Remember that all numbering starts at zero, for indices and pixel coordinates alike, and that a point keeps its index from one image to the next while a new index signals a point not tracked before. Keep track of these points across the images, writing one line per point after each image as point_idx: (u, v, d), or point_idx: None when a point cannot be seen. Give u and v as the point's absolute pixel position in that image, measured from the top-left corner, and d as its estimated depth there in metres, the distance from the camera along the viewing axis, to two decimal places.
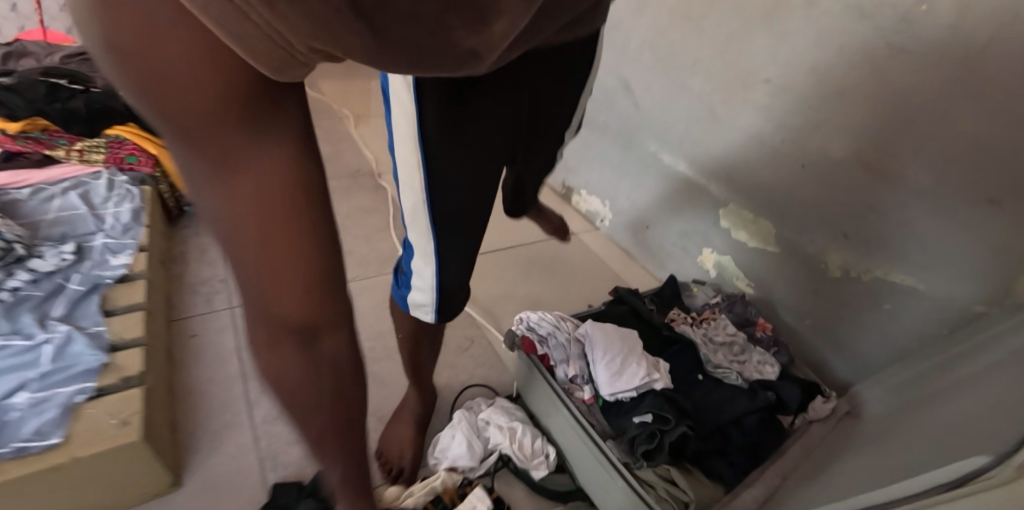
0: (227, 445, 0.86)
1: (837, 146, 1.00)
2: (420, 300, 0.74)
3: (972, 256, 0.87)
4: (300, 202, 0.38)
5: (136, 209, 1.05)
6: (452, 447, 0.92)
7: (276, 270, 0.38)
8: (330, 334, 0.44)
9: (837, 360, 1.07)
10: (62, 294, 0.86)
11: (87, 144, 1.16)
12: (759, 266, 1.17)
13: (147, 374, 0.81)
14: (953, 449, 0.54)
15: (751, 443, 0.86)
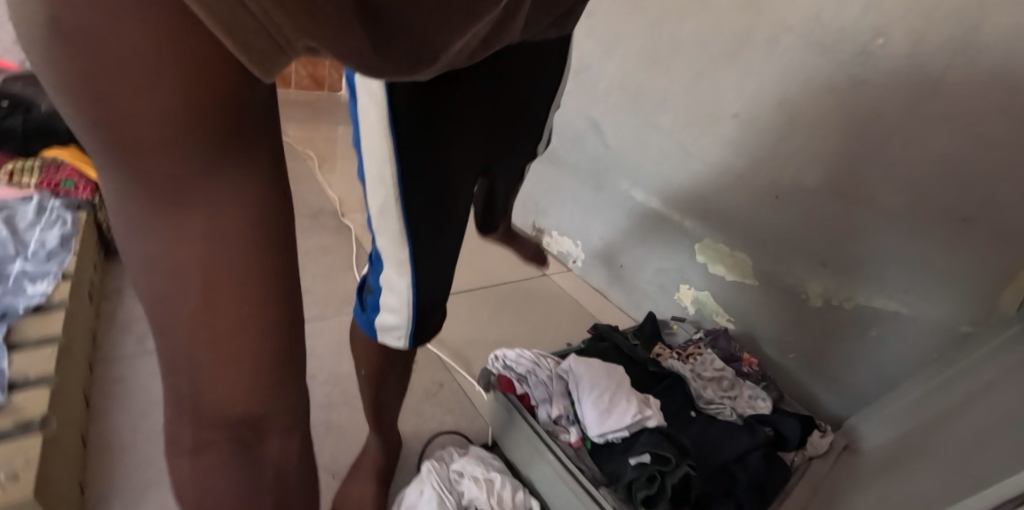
0: (146, 509, 0.71)
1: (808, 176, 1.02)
2: (390, 323, 0.63)
3: (953, 276, 0.87)
4: (267, 256, 0.31)
5: (66, 235, 0.92)
6: (420, 505, 0.79)
7: (220, 351, 0.30)
8: (278, 429, 0.36)
9: (826, 394, 1.03)
10: None
11: (20, 166, 1.04)
12: (738, 300, 1.14)
13: (53, 418, 0.67)
14: (993, 458, 0.49)
15: (759, 481, 0.78)
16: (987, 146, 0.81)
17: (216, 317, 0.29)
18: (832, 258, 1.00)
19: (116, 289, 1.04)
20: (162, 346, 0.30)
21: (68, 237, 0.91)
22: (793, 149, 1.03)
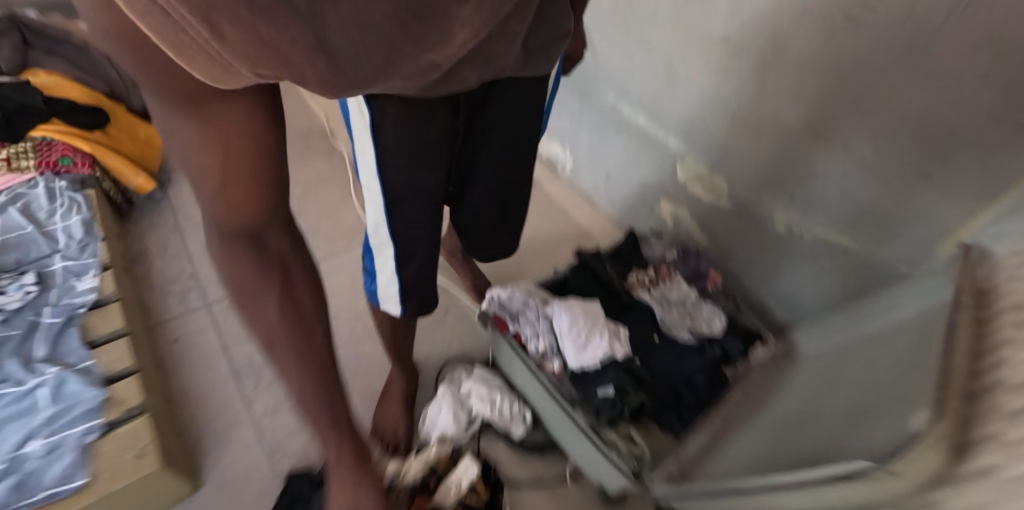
0: (234, 442, 0.92)
1: (788, 113, 1.04)
2: (386, 294, 0.82)
3: (901, 223, 0.96)
4: (267, 152, 0.44)
5: (86, 220, 1.02)
6: (440, 419, 1.01)
7: (236, 194, 0.45)
8: (273, 235, 0.53)
9: (777, 305, 1.20)
10: (42, 332, 0.87)
11: (13, 150, 1.07)
12: (712, 220, 1.25)
13: (149, 399, 0.85)
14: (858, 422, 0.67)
15: (702, 399, 0.99)
16: (956, 108, 0.84)
17: (228, 176, 0.43)
18: (799, 193, 1.08)
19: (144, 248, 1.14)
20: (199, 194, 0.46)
21: (88, 222, 1.02)
22: (779, 83, 1.03)
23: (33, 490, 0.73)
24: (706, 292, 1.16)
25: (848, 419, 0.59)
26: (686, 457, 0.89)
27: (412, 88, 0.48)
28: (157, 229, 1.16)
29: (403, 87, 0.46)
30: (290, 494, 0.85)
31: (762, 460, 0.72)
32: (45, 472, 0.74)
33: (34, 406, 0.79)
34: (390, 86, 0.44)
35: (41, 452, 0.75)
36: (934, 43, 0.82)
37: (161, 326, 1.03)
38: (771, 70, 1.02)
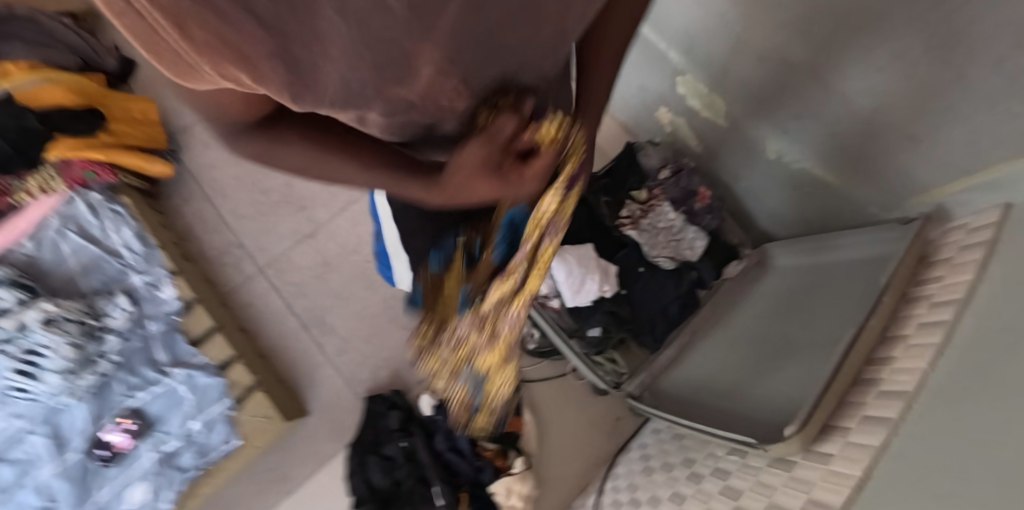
0: (321, 378, 1.19)
1: (795, 52, 0.97)
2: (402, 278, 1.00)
3: (882, 172, 1.00)
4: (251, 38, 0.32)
5: (137, 230, 1.10)
6: None
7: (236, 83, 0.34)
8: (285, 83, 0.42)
9: (761, 214, 1.30)
10: (155, 337, 1.06)
11: (38, 174, 1.05)
12: (709, 133, 1.26)
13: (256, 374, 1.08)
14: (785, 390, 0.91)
15: (676, 321, 1.18)
16: (952, 90, 0.80)
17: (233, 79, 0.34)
18: (793, 126, 1.08)
19: (185, 220, 1.23)
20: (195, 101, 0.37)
21: (140, 232, 1.10)
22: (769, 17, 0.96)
23: (210, 451, 1.02)
24: (694, 211, 1.25)
25: (763, 365, 1.00)
26: (656, 367, 1.15)
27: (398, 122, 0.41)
28: (189, 196, 1.24)
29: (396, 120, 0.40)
30: (371, 412, 1.15)
31: (711, 408, 1.02)
32: (211, 439, 1.03)
33: (182, 397, 1.03)
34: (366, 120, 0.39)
35: (202, 428, 1.02)
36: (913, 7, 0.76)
37: (231, 292, 1.22)
38: (778, 6, 0.93)
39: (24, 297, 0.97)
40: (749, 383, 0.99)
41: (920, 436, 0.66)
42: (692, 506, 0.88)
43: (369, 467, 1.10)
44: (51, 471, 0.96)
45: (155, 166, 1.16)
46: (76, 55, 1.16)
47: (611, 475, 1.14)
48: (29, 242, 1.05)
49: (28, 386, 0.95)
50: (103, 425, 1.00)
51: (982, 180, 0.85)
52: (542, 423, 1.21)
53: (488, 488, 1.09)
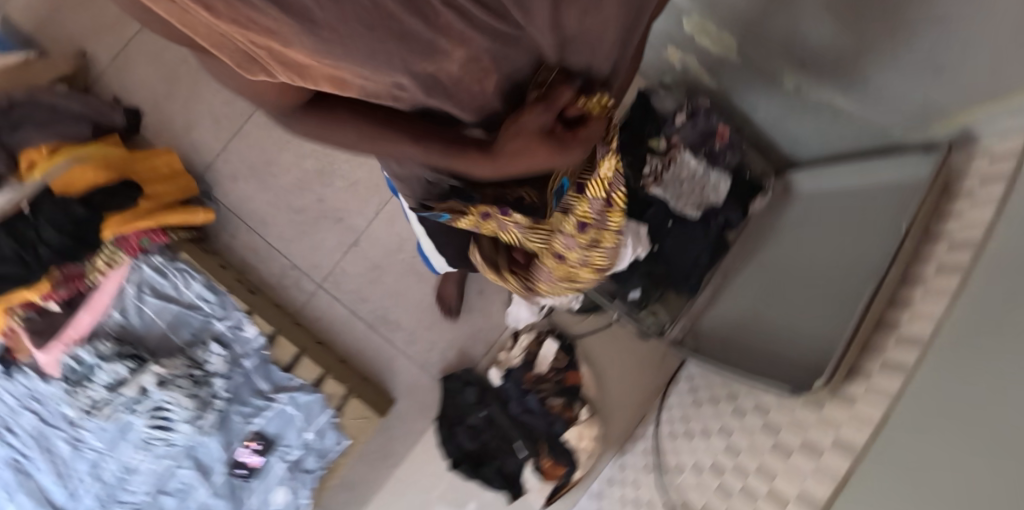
0: (399, 370, 1.33)
1: None
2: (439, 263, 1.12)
3: (905, 100, 0.99)
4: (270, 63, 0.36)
5: (205, 281, 1.22)
6: (520, 315, 1.28)
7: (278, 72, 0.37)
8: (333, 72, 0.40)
9: (782, 141, 1.30)
10: (253, 370, 1.21)
11: (103, 255, 1.14)
12: (722, 68, 1.24)
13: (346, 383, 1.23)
14: (817, 331, 1.00)
15: (709, 266, 1.25)
16: (974, 24, 0.78)
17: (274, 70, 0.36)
18: (809, 59, 1.07)
19: (240, 255, 1.32)
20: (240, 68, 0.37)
21: (207, 282, 1.21)
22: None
23: (328, 452, 1.21)
24: (715, 152, 1.26)
25: (792, 302, 1.09)
26: (695, 310, 1.26)
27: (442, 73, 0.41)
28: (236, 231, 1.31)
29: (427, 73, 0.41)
30: (450, 389, 1.30)
31: (748, 349, 1.13)
32: (326, 443, 1.20)
33: (292, 415, 1.20)
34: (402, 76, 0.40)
35: (316, 436, 1.20)
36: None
37: (299, 310, 1.33)
38: None
39: (133, 365, 1.13)
40: (782, 324, 1.08)
41: (932, 382, 0.76)
42: (739, 437, 1.02)
43: (458, 436, 1.27)
44: (207, 492, 1.17)
45: (198, 216, 1.23)
46: (87, 122, 1.19)
47: (665, 406, 1.28)
48: (116, 311, 1.17)
49: (168, 434, 1.14)
50: (235, 450, 1.18)
51: (996, 100, 0.85)
52: (599, 372, 1.35)
53: (561, 436, 1.25)
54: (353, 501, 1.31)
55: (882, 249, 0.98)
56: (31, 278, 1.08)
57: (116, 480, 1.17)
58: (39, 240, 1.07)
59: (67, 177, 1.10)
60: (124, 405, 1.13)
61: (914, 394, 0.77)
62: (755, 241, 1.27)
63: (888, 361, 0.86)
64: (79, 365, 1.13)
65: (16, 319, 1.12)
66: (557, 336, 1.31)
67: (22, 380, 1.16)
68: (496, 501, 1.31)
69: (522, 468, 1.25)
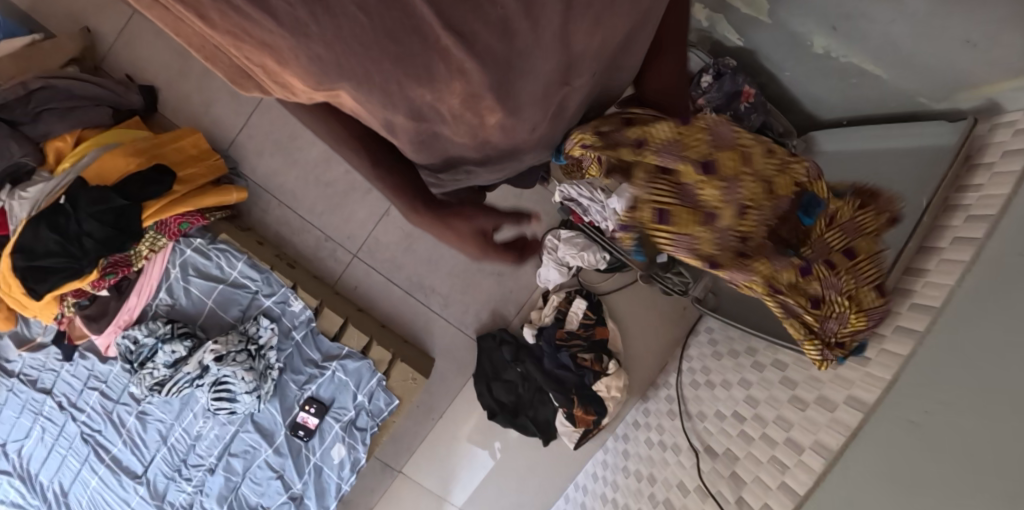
0: (436, 332, 1.43)
1: None
2: None
3: (932, 69, 1.01)
4: (277, 89, 0.40)
5: (248, 260, 1.26)
6: (548, 276, 1.33)
7: (286, 90, 0.40)
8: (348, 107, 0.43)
9: (804, 100, 1.32)
10: (303, 341, 1.28)
11: (147, 240, 1.20)
12: (751, 27, 1.25)
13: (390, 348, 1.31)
14: None
15: None
16: None
17: (275, 86, 0.39)
18: (842, 25, 1.07)
19: (278, 231, 1.37)
20: (256, 86, 0.41)
21: (253, 262, 1.26)
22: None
23: (379, 413, 1.29)
24: (740, 112, 1.28)
25: None
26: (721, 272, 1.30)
27: (470, 146, 0.49)
28: (275, 208, 1.36)
29: (449, 150, 0.50)
30: (484, 345, 1.40)
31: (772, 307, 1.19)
32: (379, 404, 1.29)
33: (344, 380, 1.27)
34: (418, 155, 0.50)
35: (367, 397, 1.28)
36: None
37: (338, 280, 1.39)
38: None
39: (190, 344, 1.20)
40: None
41: (948, 345, 0.78)
42: (757, 391, 1.12)
43: (495, 390, 1.38)
44: (270, 452, 1.27)
45: (233, 195, 1.27)
46: (106, 105, 1.23)
47: (685, 357, 1.40)
48: (163, 292, 1.25)
49: (232, 406, 1.20)
50: (295, 414, 1.27)
51: (997, 60, 0.90)
52: (623, 325, 1.46)
53: (591, 386, 1.34)
54: (402, 451, 1.48)
55: (901, 218, 1.04)
56: (82, 271, 1.13)
57: (186, 447, 1.28)
58: (81, 233, 1.11)
59: (100, 167, 1.14)
60: (188, 381, 1.20)
61: (926, 351, 0.81)
62: None
63: (903, 325, 0.90)
64: (135, 345, 1.21)
65: (69, 306, 1.22)
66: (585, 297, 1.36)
67: (82, 362, 1.29)
68: (530, 443, 1.46)
69: (554, 415, 1.37)
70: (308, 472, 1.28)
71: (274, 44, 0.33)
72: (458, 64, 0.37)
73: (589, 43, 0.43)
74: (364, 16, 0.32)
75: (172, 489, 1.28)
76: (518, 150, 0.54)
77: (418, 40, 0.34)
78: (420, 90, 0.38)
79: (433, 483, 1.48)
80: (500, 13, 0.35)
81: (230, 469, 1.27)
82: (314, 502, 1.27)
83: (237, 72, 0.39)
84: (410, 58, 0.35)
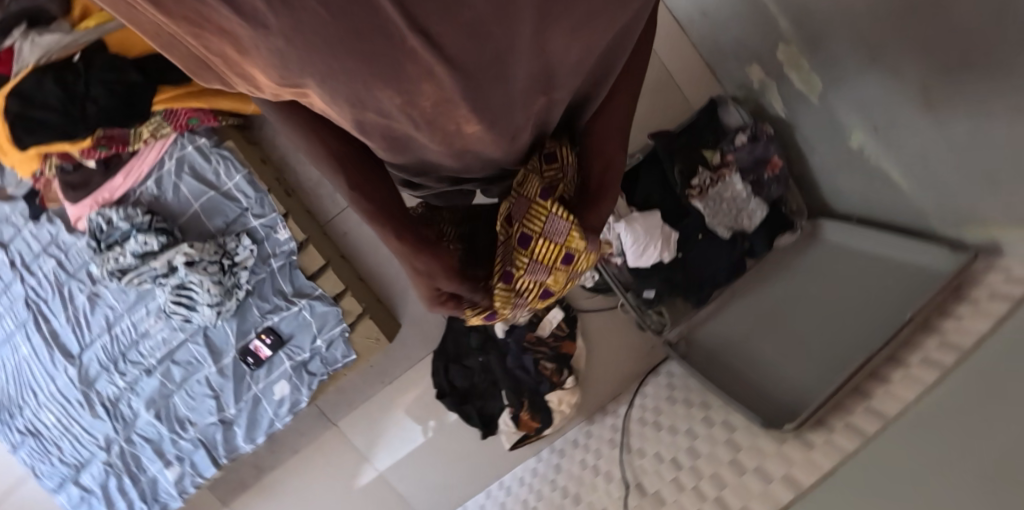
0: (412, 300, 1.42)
1: (909, 66, 0.96)
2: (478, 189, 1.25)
3: (950, 195, 1.04)
4: (237, 77, 0.33)
5: (247, 175, 1.22)
6: None
7: (253, 82, 0.33)
8: (316, 102, 0.37)
9: (826, 188, 1.35)
10: (278, 271, 1.25)
11: (150, 125, 1.16)
12: (797, 102, 1.28)
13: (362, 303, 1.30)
14: (805, 373, 1.13)
15: (719, 284, 1.33)
16: None
17: (236, 74, 0.32)
18: (883, 129, 1.10)
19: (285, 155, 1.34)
20: (213, 75, 0.33)
21: (252, 179, 1.22)
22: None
23: (333, 363, 1.27)
24: (762, 179, 1.30)
25: (780, 338, 1.22)
26: (696, 319, 1.34)
27: (443, 152, 0.45)
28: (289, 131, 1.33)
29: (421, 155, 0.46)
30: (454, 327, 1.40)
31: (742, 367, 1.23)
32: (335, 353, 1.27)
33: (308, 321, 1.25)
34: (391, 156, 0.46)
35: (325, 343, 1.26)
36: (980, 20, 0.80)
37: (330, 221, 1.37)
38: (904, 15, 0.91)
39: (164, 241, 1.17)
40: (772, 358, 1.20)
41: None
42: (703, 442, 1.13)
43: (451, 372, 1.38)
44: (213, 370, 1.25)
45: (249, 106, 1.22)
46: None
47: (641, 393, 1.44)
48: (151, 182, 1.20)
49: (189, 314, 1.18)
50: (248, 340, 1.24)
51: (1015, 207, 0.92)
52: (590, 344, 1.48)
53: (545, 395, 1.36)
54: (343, 405, 1.46)
55: (882, 325, 1.08)
56: (74, 136, 1.09)
57: (129, 342, 1.25)
58: (86, 96, 1.07)
59: (125, 34, 1.10)
60: (151, 276, 1.17)
61: None
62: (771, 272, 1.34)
63: (852, 424, 0.94)
64: (107, 225, 1.17)
65: (51, 167, 1.16)
66: (563, 307, 1.37)
67: (48, 227, 1.24)
68: (470, 432, 1.49)
69: (500, 412, 1.37)
70: (245, 401, 1.26)
71: (235, 32, 0.26)
72: (427, 67, 0.32)
73: (566, 55, 0.40)
74: (326, 12, 0.25)
75: (102, 380, 1.26)
76: (502, 157, 0.51)
77: (383, 39, 0.28)
78: (389, 91, 0.33)
79: (365, 443, 1.48)
80: (468, 12, 0.29)
81: (168, 375, 1.25)
82: (241, 431, 1.26)
83: (195, 63, 0.32)
84: (379, 62, 0.30)
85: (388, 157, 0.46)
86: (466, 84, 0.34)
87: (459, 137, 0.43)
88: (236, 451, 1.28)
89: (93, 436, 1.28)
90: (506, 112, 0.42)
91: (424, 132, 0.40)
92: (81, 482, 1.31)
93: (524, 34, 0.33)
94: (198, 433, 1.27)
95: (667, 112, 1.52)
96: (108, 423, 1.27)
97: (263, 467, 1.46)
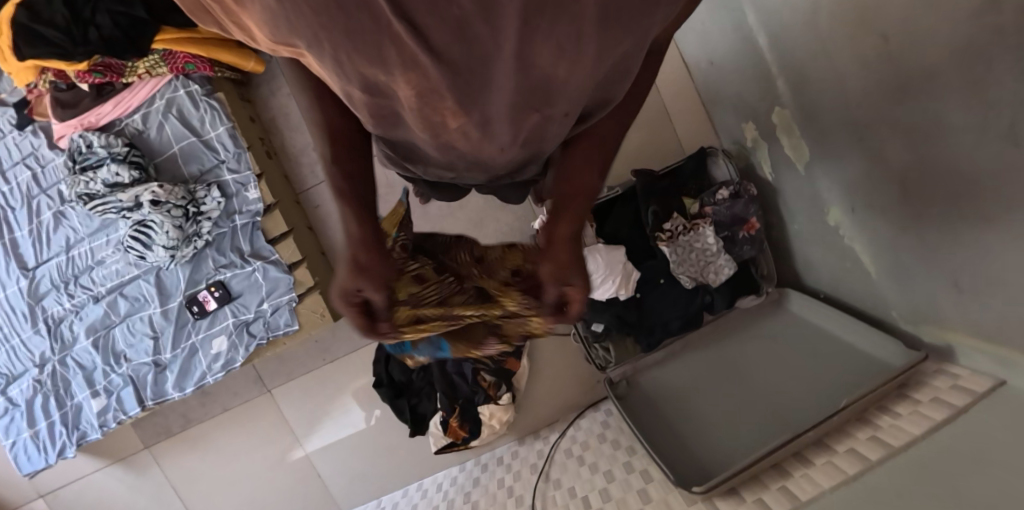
0: None
1: (893, 155, 0.95)
2: None
3: (912, 291, 1.02)
4: (236, 25, 0.32)
5: (230, 129, 1.24)
6: None
7: (251, 32, 0.33)
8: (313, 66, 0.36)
9: (799, 258, 1.34)
10: (240, 228, 1.26)
11: (146, 61, 1.19)
12: (786, 168, 1.26)
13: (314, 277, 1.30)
14: (735, 442, 1.10)
15: (671, 334, 1.31)
16: (999, 275, 0.81)
17: (234, 20, 0.32)
18: (859, 211, 1.08)
19: (273, 118, 1.37)
20: (214, 17, 0.33)
21: (234, 134, 1.24)
22: (843, 58, 0.96)
23: (273, 329, 1.26)
24: (737, 236, 1.29)
25: (724, 399, 1.19)
26: (642, 363, 1.30)
27: (430, 142, 0.44)
28: (282, 95, 1.36)
29: (409, 137, 0.46)
30: None
31: (681, 421, 1.19)
32: (278, 319, 1.26)
33: (259, 283, 1.25)
34: (384, 133, 0.46)
35: (271, 308, 1.26)
36: (964, 117, 0.78)
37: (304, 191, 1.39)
38: (892, 102, 0.90)
39: (136, 176, 1.19)
40: (710, 417, 1.17)
41: None
42: (615, 487, 1.10)
43: (391, 364, 1.36)
44: (157, 311, 1.26)
45: (249, 63, 1.27)
46: None
47: (575, 425, 1.43)
48: (138, 116, 1.23)
49: (144, 251, 1.19)
50: (198, 289, 1.25)
51: (976, 320, 0.89)
52: (536, 367, 1.46)
53: (476, 407, 1.35)
54: (280, 373, 1.45)
55: (824, 409, 1.05)
56: (71, 57, 1.10)
57: (84, 266, 1.27)
58: (90, 22, 1.10)
59: None
60: (116, 208, 1.19)
61: None
62: (729, 331, 1.31)
63: (762, 500, 0.92)
64: (86, 149, 1.19)
65: (45, 82, 1.20)
66: None
67: (31, 138, 1.27)
68: (399, 427, 1.48)
69: (432, 414, 1.37)
70: (182, 348, 1.26)
71: None
72: (412, 58, 0.31)
73: (568, 91, 0.38)
74: None
75: (51, 297, 1.29)
76: (467, 159, 0.49)
77: (370, 19, 0.27)
78: (372, 69, 0.32)
79: (295, 417, 1.47)
80: (457, 13, 0.27)
81: (113, 306, 1.26)
82: (172, 377, 1.26)
83: (193, 5, 0.32)
84: (368, 43, 0.29)
85: (380, 133, 0.46)
86: (454, 81, 0.34)
87: (445, 131, 0.42)
88: (164, 396, 1.26)
89: (30, 352, 1.30)
90: (493, 122, 0.41)
91: (413, 118, 0.39)
92: (9, 393, 1.32)
93: (515, 54, 0.32)
94: (130, 370, 1.26)
95: (658, 152, 1.51)
96: (46, 342, 1.29)
97: (188, 418, 1.46)
